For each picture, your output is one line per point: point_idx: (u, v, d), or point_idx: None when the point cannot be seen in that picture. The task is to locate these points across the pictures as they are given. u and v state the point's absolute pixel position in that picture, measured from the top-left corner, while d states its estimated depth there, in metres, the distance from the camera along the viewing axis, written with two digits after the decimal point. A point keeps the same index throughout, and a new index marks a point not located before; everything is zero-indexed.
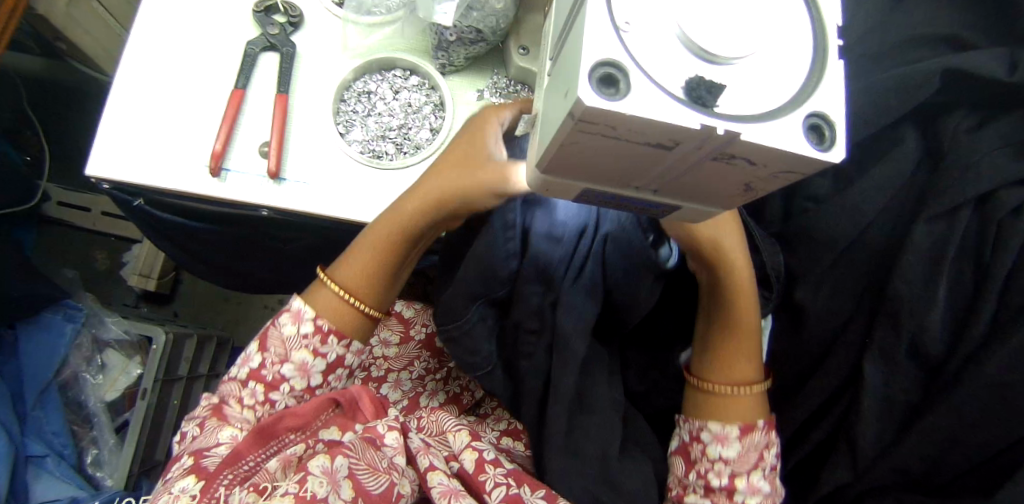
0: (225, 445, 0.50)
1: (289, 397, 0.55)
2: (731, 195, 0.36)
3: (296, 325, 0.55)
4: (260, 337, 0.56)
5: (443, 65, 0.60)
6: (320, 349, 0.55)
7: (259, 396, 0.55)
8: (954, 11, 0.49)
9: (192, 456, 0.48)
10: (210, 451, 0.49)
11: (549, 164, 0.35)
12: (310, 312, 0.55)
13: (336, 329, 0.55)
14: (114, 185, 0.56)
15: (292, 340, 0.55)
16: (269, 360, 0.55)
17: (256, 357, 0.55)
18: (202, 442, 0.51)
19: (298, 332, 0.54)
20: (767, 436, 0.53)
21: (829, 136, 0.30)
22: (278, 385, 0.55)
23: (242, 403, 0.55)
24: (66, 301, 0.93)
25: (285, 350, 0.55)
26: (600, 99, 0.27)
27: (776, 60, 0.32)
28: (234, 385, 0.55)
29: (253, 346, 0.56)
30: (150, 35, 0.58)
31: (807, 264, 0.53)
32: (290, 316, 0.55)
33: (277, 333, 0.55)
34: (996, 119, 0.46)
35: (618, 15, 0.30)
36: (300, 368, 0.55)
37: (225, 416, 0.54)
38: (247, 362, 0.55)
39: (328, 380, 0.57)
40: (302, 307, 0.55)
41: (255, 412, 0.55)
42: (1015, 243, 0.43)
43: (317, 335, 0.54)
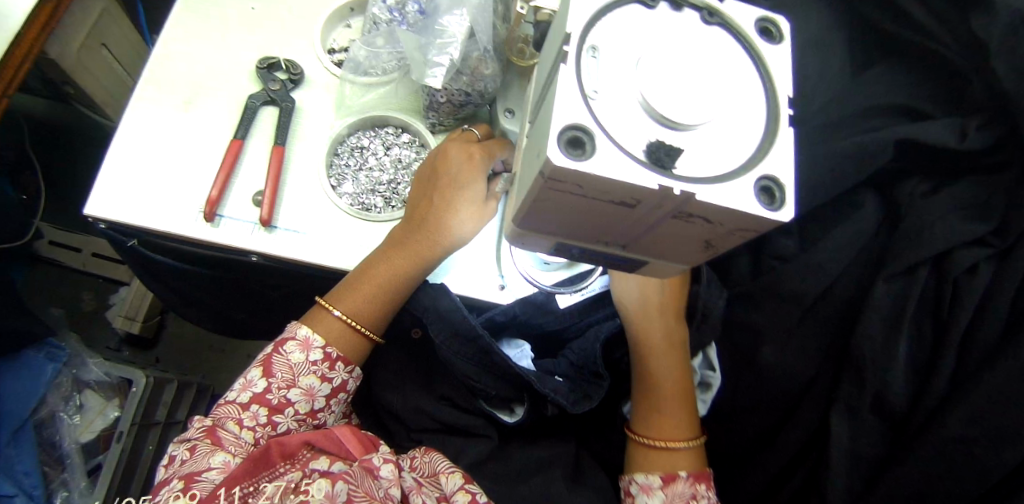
0: (218, 469, 0.45)
1: (293, 421, 0.53)
2: (694, 253, 0.38)
3: (305, 352, 0.54)
4: (262, 362, 0.53)
5: (433, 124, 0.63)
6: (328, 374, 0.54)
7: (261, 418, 0.51)
8: (907, 85, 0.53)
9: (184, 479, 0.43)
10: (202, 474, 0.44)
11: (523, 219, 0.37)
12: (320, 339, 0.54)
13: (345, 352, 0.55)
14: (112, 226, 0.58)
15: (300, 366, 0.53)
16: (276, 384, 0.52)
17: (259, 381, 0.52)
18: (194, 466, 0.45)
19: (307, 359, 0.53)
20: (691, 486, 0.52)
21: (778, 197, 0.33)
22: (283, 408, 0.52)
23: (242, 425, 0.50)
24: (49, 340, 0.93)
25: (293, 375, 0.53)
26: (567, 159, 0.30)
27: (730, 129, 0.35)
28: (232, 408, 0.51)
29: (254, 371, 0.53)
30: (157, 87, 0.62)
31: (773, 321, 0.54)
32: (298, 345, 0.54)
33: (282, 360, 0.53)
34: (948, 184, 0.50)
35: (586, 85, 0.33)
36: (307, 393, 0.53)
37: (219, 439, 0.48)
38: (249, 387, 0.52)
39: (329, 404, 0.55)
40: (311, 335, 0.54)
41: (255, 433, 0.50)
42: (968, 302, 0.45)
43: (326, 362, 0.54)
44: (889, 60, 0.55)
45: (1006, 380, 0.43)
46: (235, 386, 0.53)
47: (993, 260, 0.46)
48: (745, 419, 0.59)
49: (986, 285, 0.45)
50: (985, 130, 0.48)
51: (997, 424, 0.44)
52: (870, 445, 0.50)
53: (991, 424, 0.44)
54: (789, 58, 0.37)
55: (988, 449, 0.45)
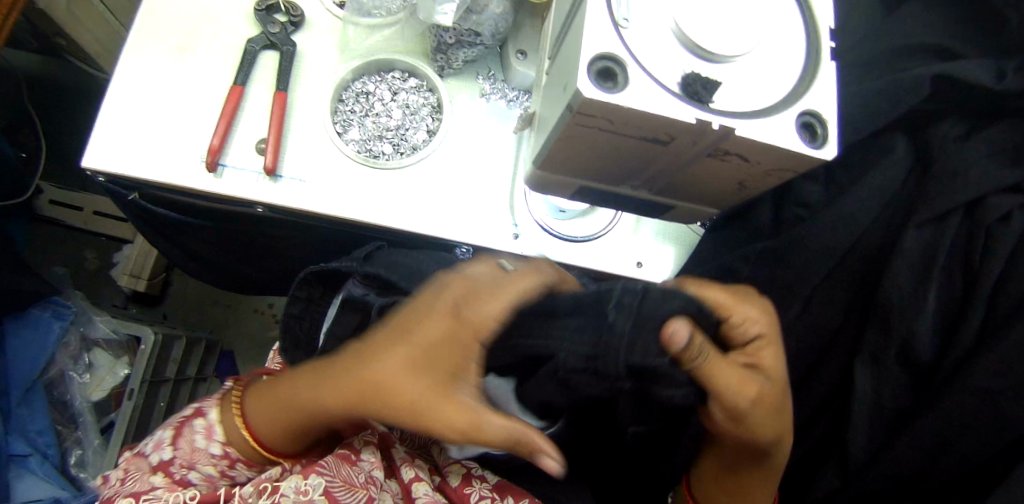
0: (161, 489, 0.44)
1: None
2: (725, 194, 0.36)
3: (206, 441, 0.47)
4: (174, 429, 0.48)
5: (441, 68, 0.60)
6: (229, 471, 0.47)
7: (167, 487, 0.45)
8: (946, 24, 0.50)
9: (128, 501, 0.42)
10: (145, 495, 0.43)
11: (547, 160, 0.35)
12: (221, 432, 0.47)
13: (248, 457, 0.48)
14: (110, 178, 0.56)
15: (200, 452, 0.47)
16: (179, 459, 0.46)
17: (166, 448, 0.46)
18: (136, 486, 0.44)
19: (207, 449, 0.47)
20: None
21: (820, 133, 0.31)
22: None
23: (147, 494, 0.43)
24: (53, 298, 0.91)
25: (192, 460, 0.46)
26: (599, 91, 0.28)
27: (770, 59, 0.33)
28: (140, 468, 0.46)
29: (165, 432, 0.48)
30: (151, 29, 0.59)
31: (801, 276, 0.51)
32: (203, 427, 0.47)
33: (189, 440, 0.47)
34: (984, 128, 0.47)
35: (617, 11, 0.30)
36: (206, 482, 0.46)
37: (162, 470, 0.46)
38: (158, 449, 0.47)
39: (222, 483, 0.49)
40: (215, 423, 0.47)
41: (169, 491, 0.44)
42: (1001, 250, 0.44)
43: (225, 460, 0.47)
44: None
45: None
46: (148, 440, 0.48)
47: None
48: None
49: (1019, 231, 0.44)
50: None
51: None
52: (891, 395, 0.49)
53: (1019, 374, 0.43)
54: None
55: (1015, 400, 0.43)
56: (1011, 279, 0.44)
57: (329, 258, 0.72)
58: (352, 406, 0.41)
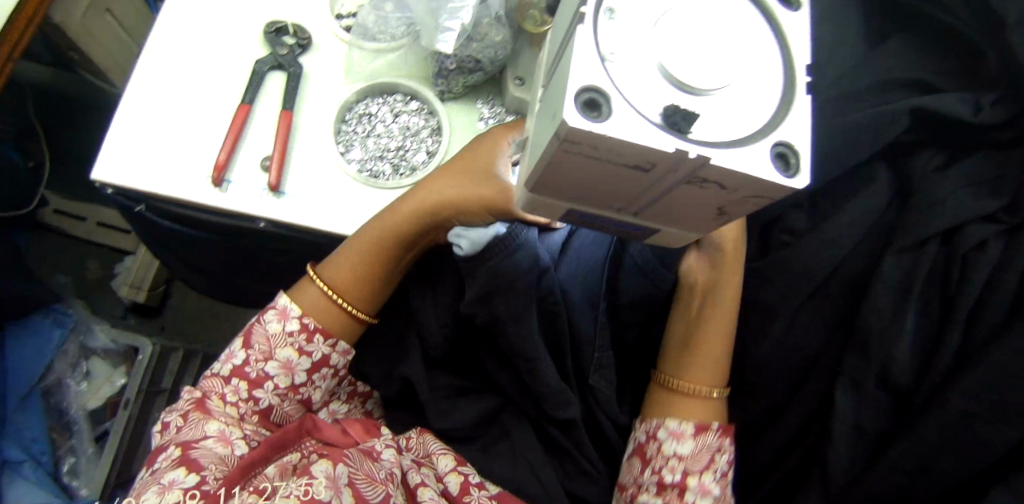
0: (214, 437, 0.49)
1: (274, 395, 0.55)
2: (705, 220, 0.38)
3: (282, 323, 0.55)
4: (244, 334, 0.56)
5: (442, 92, 0.62)
6: (306, 346, 0.55)
7: (242, 393, 0.54)
8: (927, 59, 0.52)
9: (181, 447, 0.47)
10: (199, 442, 0.48)
11: (536, 183, 0.37)
12: (297, 311, 0.55)
13: (324, 326, 0.55)
14: (119, 190, 0.58)
15: (277, 338, 0.54)
16: (253, 356, 0.54)
17: (240, 354, 0.55)
18: (191, 432, 0.49)
19: (284, 330, 0.54)
20: (720, 438, 0.51)
21: (794, 163, 0.33)
22: (262, 382, 0.54)
23: (225, 401, 0.53)
24: (55, 306, 0.93)
25: (269, 348, 0.54)
26: (585, 120, 0.30)
27: (748, 93, 0.34)
28: (217, 382, 0.54)
29: (237, 343, 0.56)
30: (163, 50, 0.61)
31: (784, 300, 0.52)
32: (277, 314, 0.55)
33: (261, 330, 0.55)
34: (961, 160, 0.49)
35: (603, 47, 0.32)
36: (285, 366, 0.54)
37: (208, 410, 0.52)
38: (231, 360, 0.55)
39: (312, 378, 0.56)
40: (289, 304, 0.55)
41: (238, 408, 0.54)
42: (976, 278, 0.45)
43: (303, 334, 0.55)
44: (905, 33, 0.54)
45: (1013, 356, 0.43)
46: (221, 358, 0.56)
47: (1002, 237, 0.46)
48: (735, 397, 0.59)
49: (994, 260, 0.45)
50: (1001, 104, 0.47)
51: (1002, 399, 0.44)
52: (872, 419, 0.50)
53: (996, 398, 0.44)
54: (807, 24, 0.37)
55: (992, 423, 0.44)
56: (988, 305, 0.45)
57: None
58: (428, 222, 0.54)
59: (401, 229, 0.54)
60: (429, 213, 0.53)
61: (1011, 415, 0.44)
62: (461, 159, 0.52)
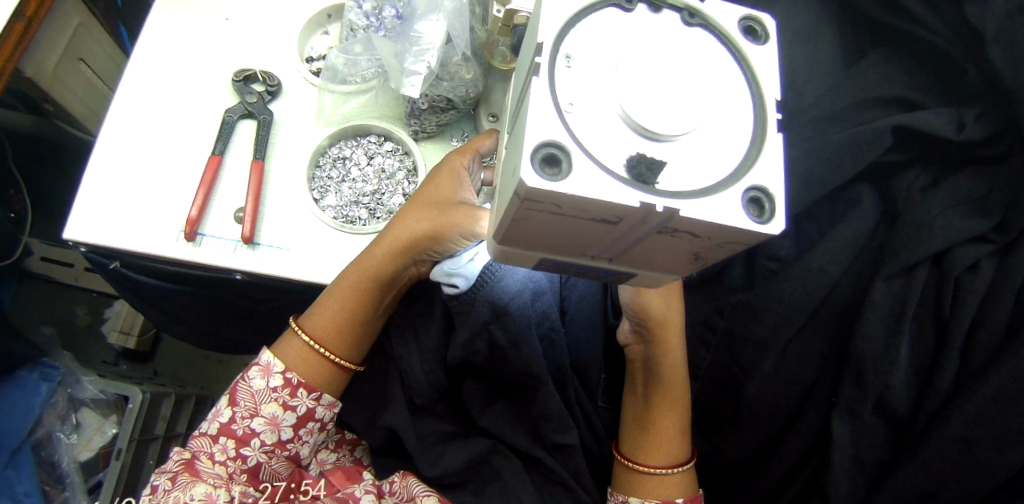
0: (198, 503, 0.47)
1: (261, 453, 0.53)
2: (682, 264, 0.37)
3: (266, 379, 0.53)
4: (228, 391, 0.54)
5: (416, 131, 0.61)
6: (290, 401, 0.53)
7: (230, 451, 0.52)
8: (905, 74, 0.51)
9: None
10: None
11: (503, 237, 0.36)
12: (280, 365, 0.54)
13: (308, 380, 0.54)
14: (91, 248, 0.56)
15: (262, 393, 0.53)
16: (239, 413, 0.52)
17: (225, 411, 0.53)
18: (178, 496, 0.47)
19: (267, 385, 0.53)
20: None
21: (768, 207, 0.31)
22: (249, 440, 0.52)
23: (214, 460, 0.51)
24: (42, 360, 0.91)
25: (256, 404, 0.53)
26: (543, 179, 0.28)
27: (716, 136, 0.33)
28: (204, 441, 0.52)
29: (221, 401, 0.54)
30: (130, 103, 0.60)
31: (775, 332, 0.51)
32: (260, 370, 0.54)
33: (245, 387, 0.53)
34: (947, 178, 0.47)
35: (561, 98, 0.31)
36: (270, 422, 0.53)
37: (197, 471, 0.50)
38: (217, 417, 0.52)
39: (299, 433, 0.54)
40: (273, 360, 0.54)
41: (226, 468, 0.51)
42: (969, 301, 0.44)
43: (287, 388, 0.53)
44: (882, 48, 0.53)
45: (1014, 380, 0.42)
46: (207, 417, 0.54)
47: (994, 257, 0.44)
48: (733, 429, 0.57)
49: (988, 282, 0.44)
50: (984, 119, 0.45)
51: (1003, 423, 0.43)
52: (872, 447, 0.49)
53: (997, 423, 0.43)
54: (775, 58, 0.36)
55: (995, 449, 0.43)
56: (983, 328, 0.44)
57: None
58: (407, 259, 0.54)
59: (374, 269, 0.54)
60: (405, 244, 0.53)
61: (1015, 441, 0.42)
62: (422, 190, 0.54)
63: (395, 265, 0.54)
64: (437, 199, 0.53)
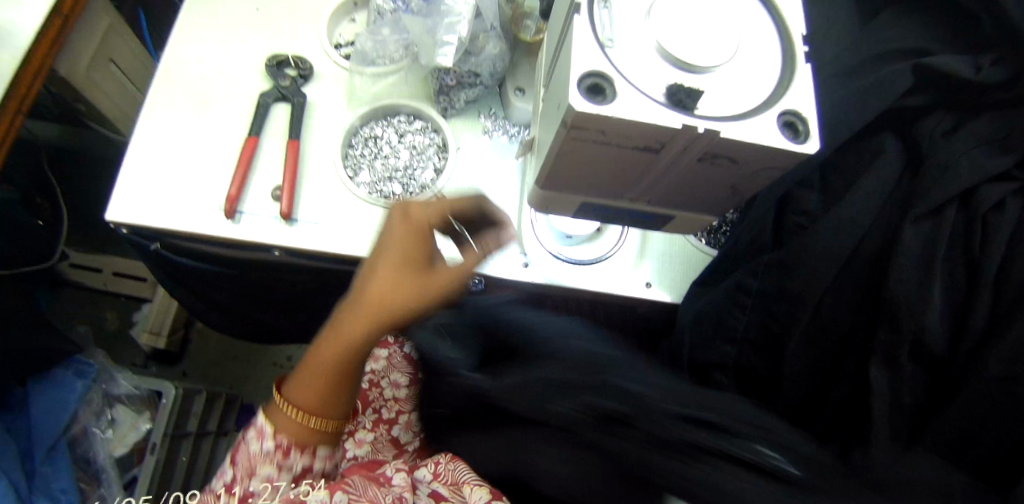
0: None
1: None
2: (719, 200, 0.38)
3: (260, 443, 0.49)
4: (231, 451, 0.51)
5: (445, 109, 0.63)
6: (284, 461, 0.49)
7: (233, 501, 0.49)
8: (920, 28, 0.52)
9: None
10: None
11: (547, 178, 0.38)
12: (271, 430, 0.49)
13: (297, 439, 0.49)
14: (133, 230, 0.59)
15: (257, 456, 0.49)
16: (237, 474, 0.49)
17: (229, 471, 0.50)
18: None
19: (261, 449, 0.49)
20: None
21: (802, 130, 0.33)
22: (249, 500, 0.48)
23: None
24: (75, 357, 0.94)
25: (252, 466, 0.49)
26: (589, 104, 0.30)
27: (750, 68, 0.35)
28: (208, 497, 0.50)
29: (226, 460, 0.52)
30: (169, 91, 0.63)
31: (807, 285, 0.51)
32: (256, 434, 0.50)
33: (244, 449, 0.50)
34: (968, 123, 0.48)
35: (602, 34, 0.33)
36: (269, 480, 0.49)
37: None
38: (222, 477, 0.51)
39: (300, 486, 0.51)
40: (266, 423, 0.50)
41: None
42: (997, 238, 0.44)
43: (279, 453, 0.49)
44: (896, 6, 0.54)
45: None
46: (216, 478, 0.52)
47: (1017, 194, 0.45)
48: (772, 390, 0.56)
49: (1014, 219, 0.44)
50: (1000, 64, 0.46)
51: None
52: (912, 396, 0.48)
53: None
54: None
55: None
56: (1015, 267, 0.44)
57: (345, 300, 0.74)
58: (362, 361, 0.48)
59: (345, 346, 0.47)
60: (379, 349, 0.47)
61: None
62: (386, 260, 0.46)
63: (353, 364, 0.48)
64: (406, 265, 0.46)
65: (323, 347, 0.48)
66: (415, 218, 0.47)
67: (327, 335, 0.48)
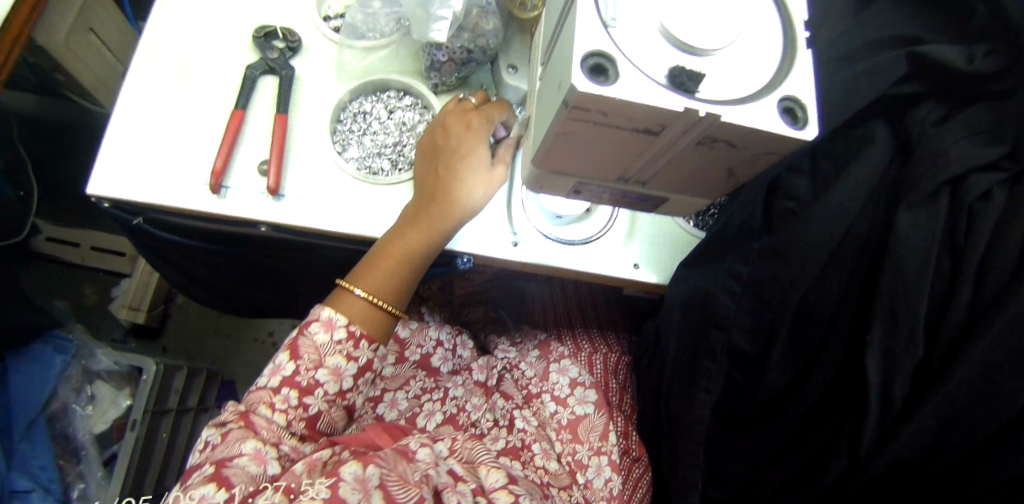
0: (250, 456, 0.47)
1: (323, 401, 0.53)
2: (715, 183, 0.38)
3: (330, 332, 0.53)
4: (288, 345, 0.53)
5: (435, 85, 0.62)
6: (354, 353, 0.53)
7: (292, 401, 0.52)
8: (916, 16, 0.52)
9: (214, 464, 0.46)
10: (233, 461, 0.46)
11: (544, 158, 0.37)
12: (342, 319, 0.53)
13: (370, 333, 0.54)
14: (115, 203, 0.57)
15: (326, 347, 0.53)
16: (303, 366, 0.52)
17: (288, 365, 0.52)
18: (227, 451, 0.47)
19: (332, 339, 0.53)
20: None
21: (802, 116, 0.33)
22: (313, 390, 0.52)
23: (275, 408, 0.51)
24: (54, 333, 0.91)
25: (320, 356, 0.52)
26: (592, 85, 0.30)
27: (749, 52, 0.35)
28: (264, 393, 0.51)
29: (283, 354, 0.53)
30: (150, 59, 0.60)
31: (797, 271, 0.51)
32: (322, 325, 0.53)
33: (309, 341, 0.52)
34: (959, 113, 0.49)
35: (605, 13, 0.32)
36: (334, 373, 0.53)
37: (253, 424, 0.50)
38: (279, 371, 0.52)
39: (358, 384, 0.55)
40: (334, 315, 0.53)
41: (286, 415, 0.51)
42: (982, 228, 0.45)
43: (351, 341, 0.53)
44: None
45: None
46: (265, 370, 0.53)
47: (1004, 185, 0.46)
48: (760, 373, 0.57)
49: (1000, 209, 0.45)
50: (994, 54, 0.47)
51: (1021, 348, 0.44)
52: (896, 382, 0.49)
53: (1013, 347, 0.44)
54: None
55: (1012, 374, 0.44)
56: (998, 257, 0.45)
57: (330, 278, 0.73)
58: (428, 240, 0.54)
59: (410, 252, 0.55)
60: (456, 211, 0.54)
61: None
62: (449, 154, 0.55)
63: (426, 249, 0.55)
64: (462, 164, 0.54)
65: (400, 240, 0.55)
66: (470, 116, 0.55)
67: (401, 232, 0.55)
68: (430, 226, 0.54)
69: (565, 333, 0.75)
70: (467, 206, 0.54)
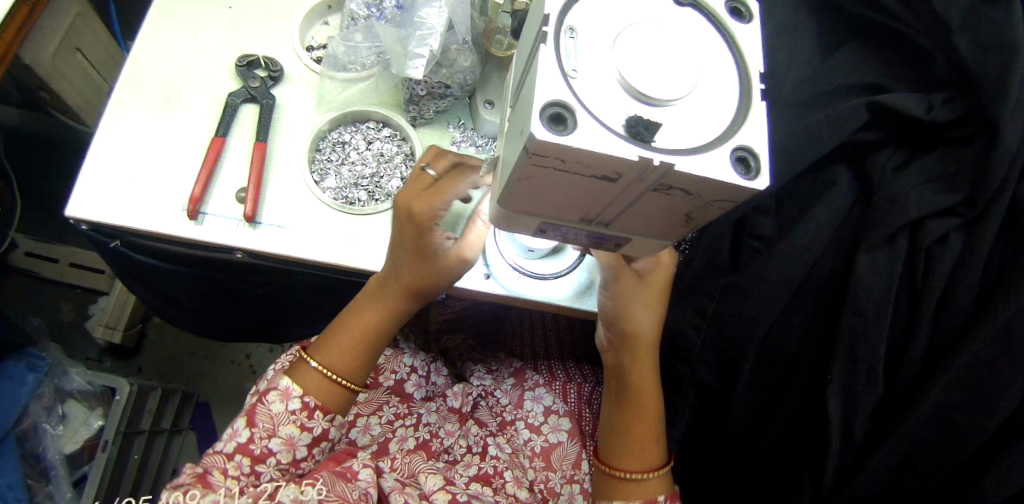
0: None
1: (276, 470, 0.53)
2: (674, 226, 0.39)
3: (285, 403, 0.53)
4: (245, 413, 0.54)
5: (414, 118, 0.63)
6: (308, 423, 0.53)
7: (245, 468, 0.52)
8: (877, 64, 0.54)
9: None
10: None
11: (509, 199, 0.38)
12: (298, 390, 0.54)
13: (325, 403, 0.54)
14: (93, 226, 0.57)
15: (280, 416, 0.53)
16: (257, 434, 0.52)
17: (243, 432, 0.53)
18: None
19: (286, 409, 0.53)
20: None
21: (754, 167, 0.34)
22: (265, 458, 0.52)
23: (227, 474, 0.51)
24: (27, 351, 0.90)
25: (274, 425, 0.53)
26: (551, 134, 0.30)
27: (706, 103, 0.36)
28: (218, 458, 0.52)
29: (239, 420, 0.54)
30: (133, 87, 0.61)
31: (763, 307, 0.52)
32: (278, 395, 0.53)
33: (264, 410, 0.53)
34: (917, 159, 0.51)
35: (565, 64, 0.34)
36: (287, 443, 0.53)
37: (210, 483, 0.50)
38: (233, 437, 0.53)
39: (313, 452, 0.55)
40: (292, 385, 0.54)
41: (239, 482, 0.51)
42: (940, 272, 0.46)
43: (305, 412, 0.53)
44: (857, 41, 0.57)
45: (985, 349, 0.44)
46: (222, 436, 0.54)
47: (961, 229, 0.47)
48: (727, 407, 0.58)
49: (956, 253, 0.46)
50: (951, 103, 0.49)
51: (976, 389, 0.45)
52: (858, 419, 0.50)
53: (969, 389, 0.45)
54: (759, 35, 0.38)
55: (967, 414, 0.45)
56: (954, 299, 0.46)
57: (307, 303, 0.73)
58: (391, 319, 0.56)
59: (371, 330, 0.56)
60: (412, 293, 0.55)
61: (985, 406, 0.45)
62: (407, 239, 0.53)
63: (389, 325, 0.57)
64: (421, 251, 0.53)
65: (360, 321, 0.56)
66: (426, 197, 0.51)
67: (360, 311, 0.56)
68: (389, 305, 0.56)
69: (541, 364, 0.77)
70: (430, 288, 0.55)
